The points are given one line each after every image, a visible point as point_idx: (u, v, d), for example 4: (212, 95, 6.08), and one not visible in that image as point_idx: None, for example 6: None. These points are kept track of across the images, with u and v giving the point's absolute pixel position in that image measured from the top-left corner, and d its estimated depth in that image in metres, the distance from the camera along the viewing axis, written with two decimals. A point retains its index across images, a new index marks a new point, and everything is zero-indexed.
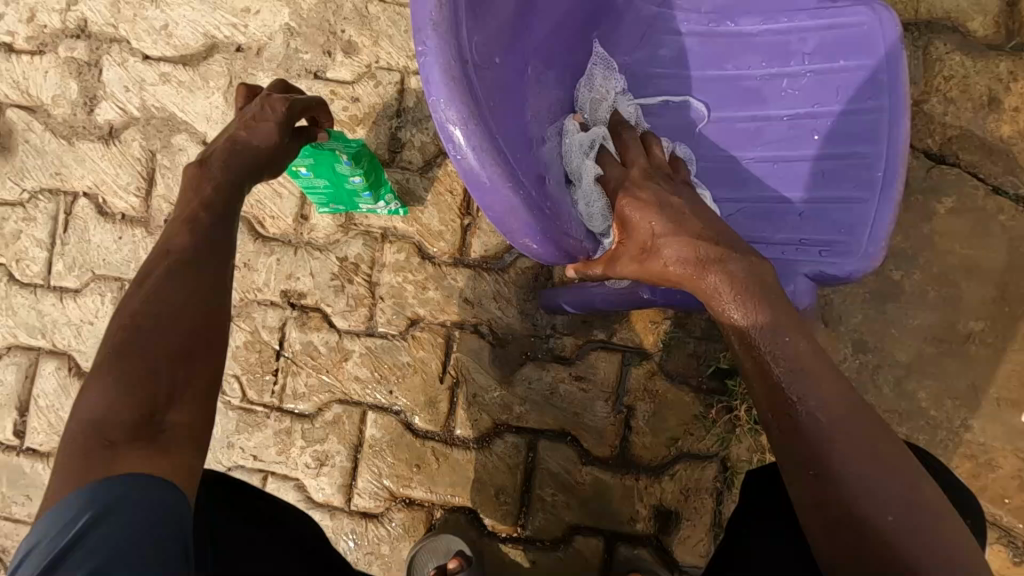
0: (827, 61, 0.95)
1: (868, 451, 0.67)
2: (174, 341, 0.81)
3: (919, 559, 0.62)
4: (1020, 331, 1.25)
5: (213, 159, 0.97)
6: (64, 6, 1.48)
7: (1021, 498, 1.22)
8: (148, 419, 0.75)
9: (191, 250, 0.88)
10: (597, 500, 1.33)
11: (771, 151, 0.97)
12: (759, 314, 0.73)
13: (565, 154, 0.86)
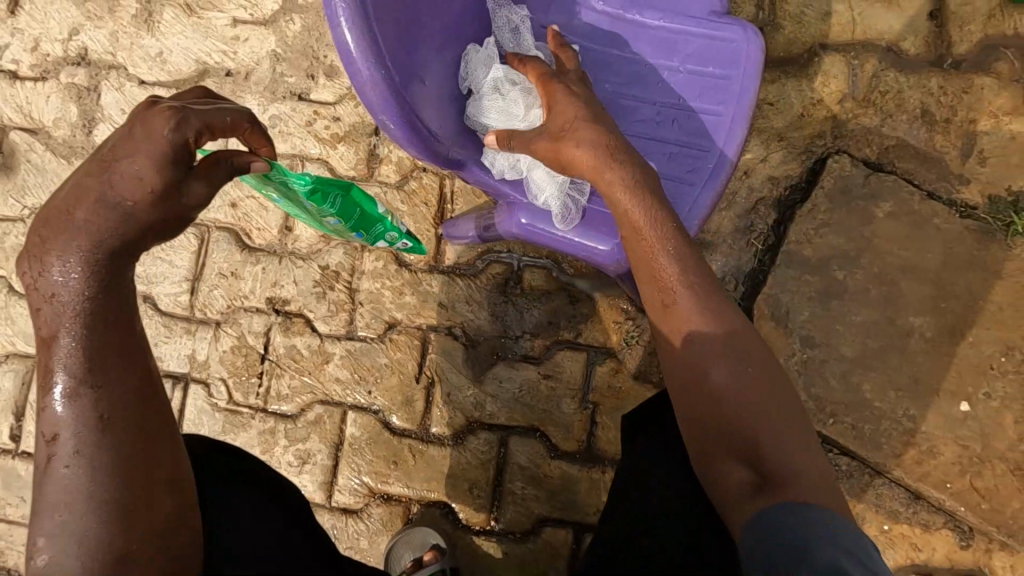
0: (700, 65, 1.08)
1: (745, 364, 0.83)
2: (97, 456, 0.65)
3: (773, 444, 0.78)
4: (955, 326, 1.35)
5: (73, 233, 0.66)
6: (66, 36, 1.60)
7: (961, 482, 1.32)
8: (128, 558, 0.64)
9: (87, 342, 0.67)
10: (565, 492, 1.40)
11: (635, 127, 1.08)
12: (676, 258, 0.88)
13: (468, 72, 0.94)
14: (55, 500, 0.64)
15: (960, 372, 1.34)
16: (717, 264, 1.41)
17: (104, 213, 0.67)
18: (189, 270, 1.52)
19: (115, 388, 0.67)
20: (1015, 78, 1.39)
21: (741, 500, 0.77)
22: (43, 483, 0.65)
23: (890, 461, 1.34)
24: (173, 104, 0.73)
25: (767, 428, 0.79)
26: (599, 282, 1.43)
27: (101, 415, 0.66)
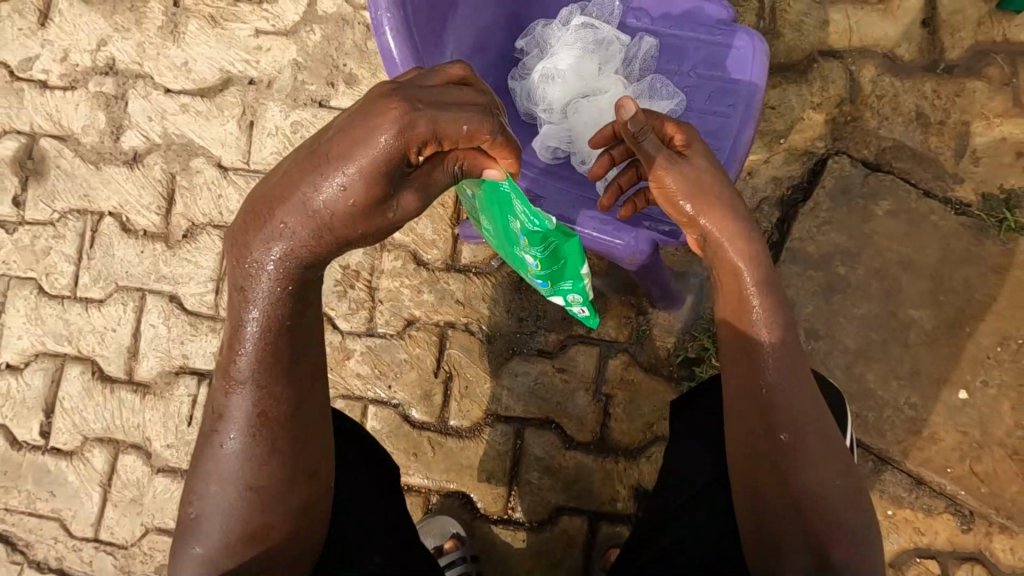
0: (708, 69, 1.15)
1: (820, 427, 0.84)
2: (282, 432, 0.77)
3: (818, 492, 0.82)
4: (952, 317, 1.42)
5: (272, 229, 0.73)
6: (95, 47, 1.66)
7: (961, 467, 1.38)
8: (301, 512, 0.79)
9: (278, 320, 0.76)
10: (579, 482, 1.45)
11: None
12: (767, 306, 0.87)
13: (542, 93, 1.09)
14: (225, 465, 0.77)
15: (958, 361, 1.40)
16: None
17: (305, 222, 0.72)
18: (214, 270, 1.58)
19: (293, 384, 0.78)
20: (1005, 82, 1.46)
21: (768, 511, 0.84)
22: (216, 445, 0.78)
23: (893, 447, 1.39)
24: (406, 95, 0.69)
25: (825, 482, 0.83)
26: (609, 279, 1.49)
27: (277, 413, 0.77)
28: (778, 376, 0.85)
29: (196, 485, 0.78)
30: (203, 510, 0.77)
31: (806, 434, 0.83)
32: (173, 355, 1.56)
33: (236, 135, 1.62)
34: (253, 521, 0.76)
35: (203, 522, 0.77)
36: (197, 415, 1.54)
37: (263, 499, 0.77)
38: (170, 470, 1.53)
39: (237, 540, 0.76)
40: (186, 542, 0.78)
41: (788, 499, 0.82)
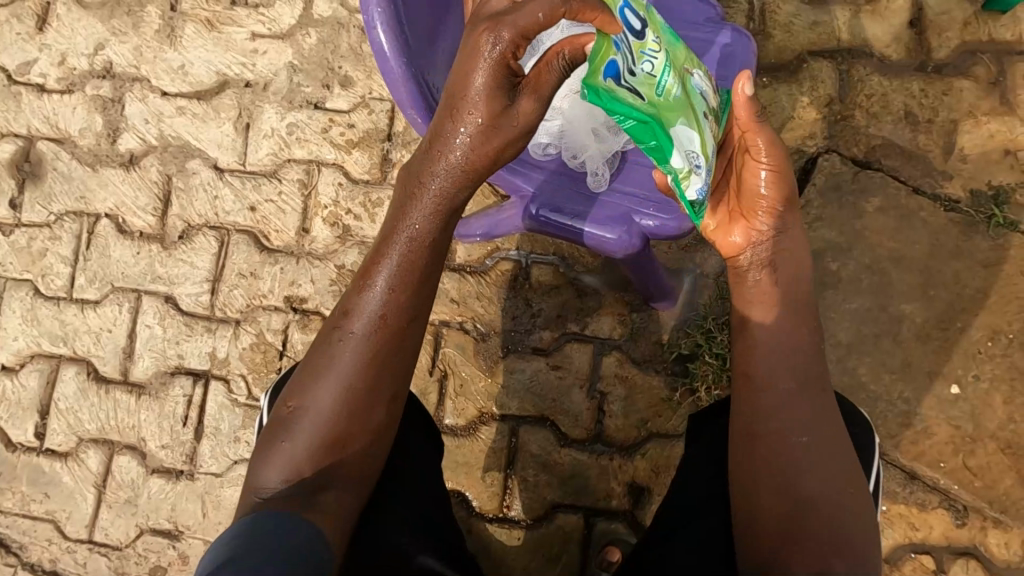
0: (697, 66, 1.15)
1: (811, 403, 0.90)
2: (398, 356, 0.88)
3: (800, 461, 0.86)
4: (944, 312, 1.43)
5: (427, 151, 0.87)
6: (92, 51, 1.67)
7: (955, 461, 1.38)
8: (372, 436, 0.87)
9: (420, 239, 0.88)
10: (574, 479, 1.46)
11: None
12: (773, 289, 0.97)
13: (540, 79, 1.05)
14: (339, 368, 0.86)
15: (949, 356, 1.41)
16: (717, 257, 1.48)
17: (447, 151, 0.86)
18: (210, 271, 1.59)
19: (414, 312, 0.89)
20: (991, 81, 1.49)
21: (749, 461, 0.88)
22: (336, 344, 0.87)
23: (886, 442, 1.40)
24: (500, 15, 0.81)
25: (803, 452, 0.87)
26: (603, 276, 1.50)
27: (398, 333, 0.88)
28: (798, 359, 0.92)
29: (309, 377, 0.87)
30: (305, 407, 0.86)
31: (812, 418, 0.89)
32: (169, 355, 1.56)
33: (232, 137, 1.63)
34: (342, 430, 0.85)
35: (300, 418, 0.85)
36: (192, 416, 1.54)
37: (357, 411, 0.86)
38: (164, 471, 1.52)
39: (323, 442, 0.84)
40: (279, 428, 0.86)
41: (783, 475, 0.86)
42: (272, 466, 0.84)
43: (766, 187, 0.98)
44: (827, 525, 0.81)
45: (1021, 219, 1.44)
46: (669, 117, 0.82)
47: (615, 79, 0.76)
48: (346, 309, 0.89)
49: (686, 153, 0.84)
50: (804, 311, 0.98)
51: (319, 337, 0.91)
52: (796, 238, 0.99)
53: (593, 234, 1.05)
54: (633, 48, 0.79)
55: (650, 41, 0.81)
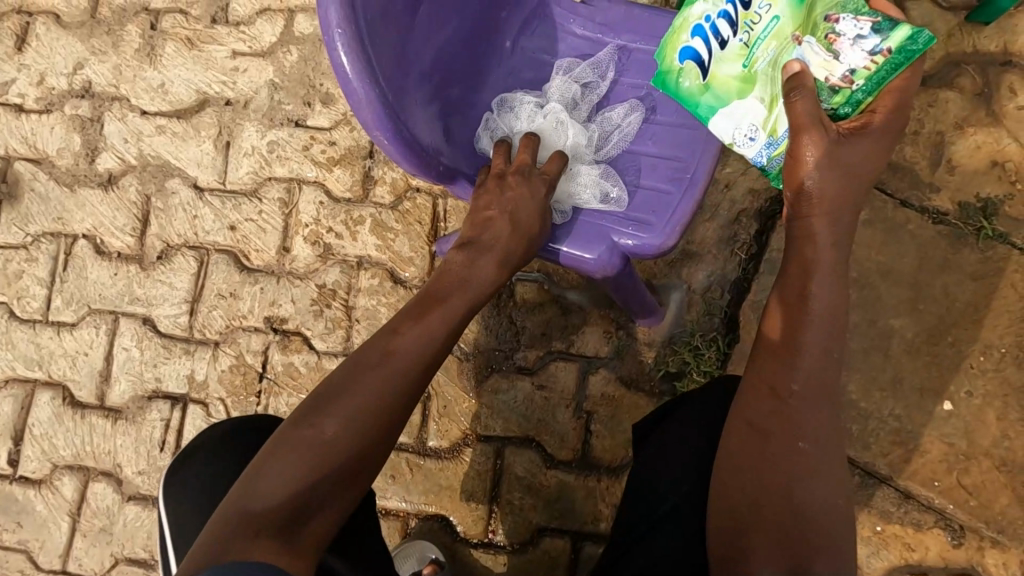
0: None
1: (821, 409, 0.83)
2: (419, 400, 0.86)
3: (803, 475, 0.80)
4: (935, 326, 1.40)
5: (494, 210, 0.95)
6: (71, 70, 1.66)
7: (950, 480, 1.35)
8: (361, 477, 0.81)
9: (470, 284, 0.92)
10: (560, 500, 1.42)
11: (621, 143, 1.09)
12: (810, 280, 0.85)
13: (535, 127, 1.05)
14: (370, 396, 0.81)
15: (941, 370, 1.39)
16: (703, 272, 1.46)
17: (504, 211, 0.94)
18: (188, 291, 1.56)
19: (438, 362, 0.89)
20: (976, 92, 1.48)
21: (753, 471, 0.82)
22: (367, 376, 0.82)
23: (878, 461, 1.37)
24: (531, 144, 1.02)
25: (810, 467, 0.81)
26: (588, 292, 1.47)
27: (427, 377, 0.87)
28: (817, 359, 0.83)
29: (329, 403, 0.81)
30: (320, 434, 0.78)
31: (819, 426, 0.82)
32: (146, 378, 1.53)
33: (212, 156, 1.61)
34: (349, 468, 0.79)
35: (313, 446, 0.78)
36: (170, 440, 1.50)
37: (367, 449, 0.81)
38: (140, 497, 1.49)
39: (328, 477, 0.77)
40: (282, 451, 0.78)
41: (785, 477, 0.80)
42: (266, 491, 0.75)
43: (813, 179, 0.86)
44: (817, 532, 0.78)
45: (1011, 231, 1.42)
46: (727, 91, 0.94)
47: (684, 61, 0.95)
48: (383, 345, 0.85)
49: (732, 123, 0.94)
50: (838, 300, 0.86)
51: (346, 364, 0.85)
52: (828, 231, 0.87)
53: (571, 255, 1.03)
54: (726, 25, 0.92)
55: (751, 17, 0.92)
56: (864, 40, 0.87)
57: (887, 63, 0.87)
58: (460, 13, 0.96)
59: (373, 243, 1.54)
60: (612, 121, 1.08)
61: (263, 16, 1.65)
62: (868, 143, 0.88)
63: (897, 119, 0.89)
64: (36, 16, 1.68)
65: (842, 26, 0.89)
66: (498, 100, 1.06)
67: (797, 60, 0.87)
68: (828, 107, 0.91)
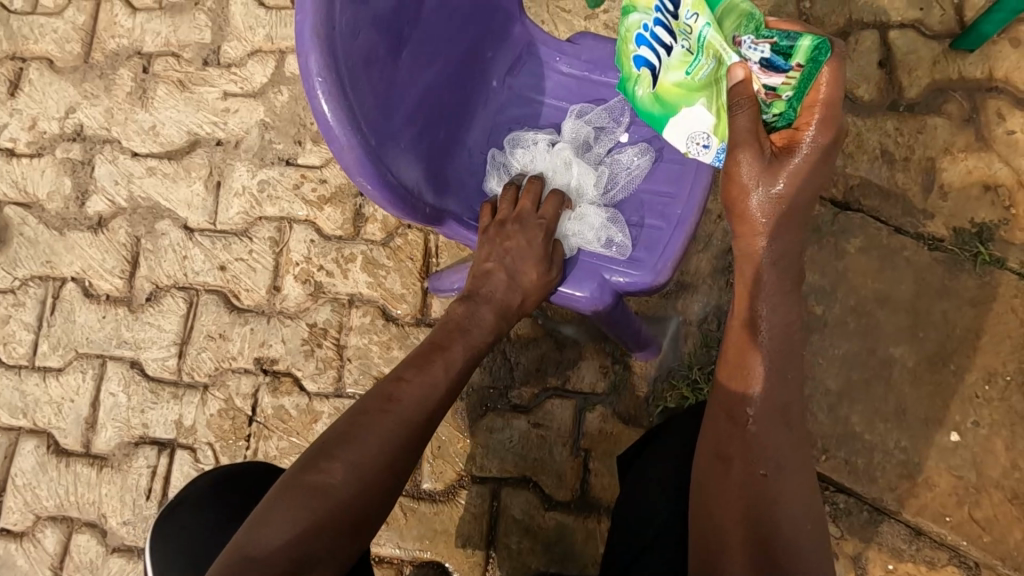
0: None
1: (783, 431, 0.83)
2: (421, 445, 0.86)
3: (774, 502, 0.78)
4: (937, 354, 1.38)
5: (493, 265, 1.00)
6: (63, 114, 1.67)
7: (961, 514, 1.31)
8: (365, 526, 0.78)
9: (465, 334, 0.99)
10: (559, 544, 1.37)
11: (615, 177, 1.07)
12: (760, 298, 0.88)
13: (539, 160, 1.07)
14: (375, 437, 0.81)
15: (945, 399, 1.36)
16: (698, 303, 1.44)
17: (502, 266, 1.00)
18: (177, 333, 1.53)
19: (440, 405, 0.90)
20: (964, 117, 1.48)
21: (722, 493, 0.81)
22: (373, 420, 0.82)
23: (886, 495, 1.33)
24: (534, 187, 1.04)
25: (777, 494, 0.79)
26: (583, 327, 1.45)
27: (430, 422, 0.87)
28: (772, 379, 0.84)
29: (334, 449, 0.79)
30: (326, 479, 0.76)
31: (779, 450, 0.82)
32: (133, 424, 1.50)
33: (203, 196, 1.60)
34: (353, 516, 0.76)
35: (318, 491, 0.75)
36: (156, 488, 1.46)
37: (374, 492, 0.78)
38: (126, 549, 1.44)
39: (332, 527, 0.74)
40: (286, 498, 0.74)
41: (745, 503, 0.79)
42: (270, 535, 0.71)
43: (757, 200, 0.87)
44: (794, 562, 0.74)
45: (1007, 256, 1.40)
46: (675, 100, 0.87)
47: (640, 69, 0.88)
48: (385, 393, 0.87)
49: (684, 134, 0.89)
50: (792, 322, 0.88)
51: (346, 415, 0.84)
52: (775, 249, 0.88)
53: (563, 292, 1.03)
54: (665, 34, 0.83)
55: (684, 24, 0.81)
56: (769, 60, 0.79)
57: (803, 77, 0.78)
58: (446, 52, 0.94)
59: (364, 281, 1.53)
60: (622, 163, 1.07)
61: (254, 58, 1.66)
62: (803, 157, 0.85)
63: (829, 132, 0.83)
64: (29, 62, 1.70)
65: (744, 53, 0.79)
66: (509, 138, 1.08)
67: (741, 68, 0.80)
68: (767, 114, 0.85)
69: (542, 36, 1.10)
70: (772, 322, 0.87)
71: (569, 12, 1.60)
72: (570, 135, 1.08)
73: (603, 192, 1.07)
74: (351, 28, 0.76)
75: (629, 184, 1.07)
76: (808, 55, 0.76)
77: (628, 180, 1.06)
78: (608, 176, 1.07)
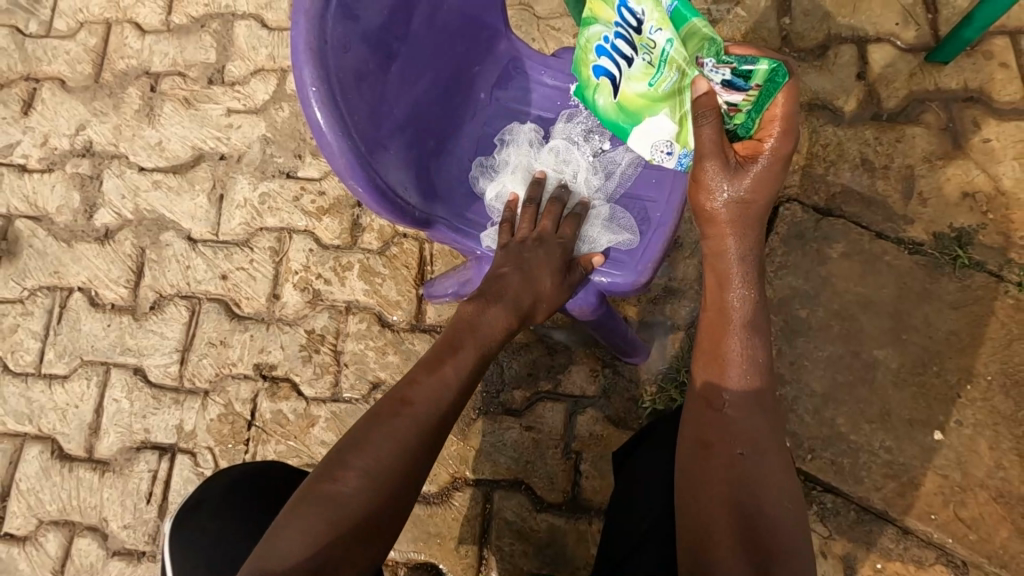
0: None
1: (757, 414, 0.88)
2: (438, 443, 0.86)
3: (757, 483, 0.82)
4: (920, 355, 1.41)
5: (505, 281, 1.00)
6: (74, 131, 1.73)
7: (947, 514, 1.32)
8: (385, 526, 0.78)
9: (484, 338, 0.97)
10: (551, 546, 1.39)
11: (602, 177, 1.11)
12: (734, 289, 0.93)
13: (535, 157, 1.12)
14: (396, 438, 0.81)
15: (929, 400, 1.38)
16: (686, 308, 1.48)
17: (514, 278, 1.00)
18: (179, 340, 1.58)
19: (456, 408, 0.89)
20: (942, 127, 1.53)
21: (708, 477, 0.84)
22: (388, 423, 0.82)
23: (873, 495, 1.35)
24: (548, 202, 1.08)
25: (755, 476, 0.82)
26: (573, 332, 1.49)
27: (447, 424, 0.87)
28: (743, 366, 0.90)
29: (347, 457, 0.79)
30: (339, 490, 0.76)
31: (754, 434, 0.86)
32: (135, 429, 1.53)
33: (206, 208, 1.66)
34: (367, 524, 0.76)
35: (332, 503, 0.75)
36: (156, 492, 1.49)
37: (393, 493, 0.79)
38: (126, 553, 1.47)
39: (354, 526, 0.75)
40: (304, 509, 0.75)
41: (729, 488, 0.82)
42: (286, 550, 0.71)
43: (722, 203, 0.91)
44: (774, 538, 0.77)
45: (986, 260, 1.44)
46: (638, 110, 0.90)
47: (599, 78, 0.91)
48: (394, 398, 0.86)
49: (647, 143, 0.92)
50: (764, 314, 0.94)
51: (365, 418, 0.84)
52: (742, 245, 0.93)
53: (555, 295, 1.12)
54: (625, 47, 0.85)
55: (646, 39, 0.84)
56: (730, 81, 0.83)
57: (761, 95, 0.84)
58: (434, 66, 1.00)
59: (361, 288, 1.57)
60: (613, 161, 1.11)
61: (257, 76, 1.73)
62: (762, 167, 0.90)
63: (786, 144, 0.89)
64: (42, 82, 1.78)
65: (708, 74, 0.83)
66: (499, 135, 1.14)
67: (704, 82, 0.83)
68: (728, 125, 0.89)
69: (528, 51, 1.16)
70: (745, 315, 0.92)
71: (558, 30, 1.67)
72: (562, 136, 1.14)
73: (598, 187, 1.10)
74: (342, 43, 0.82)
75: (617, 186, 1.10)
76: (766, 76, 0.82)
77: (616, 181, 1.10)
78: (601, 173, 1.11)
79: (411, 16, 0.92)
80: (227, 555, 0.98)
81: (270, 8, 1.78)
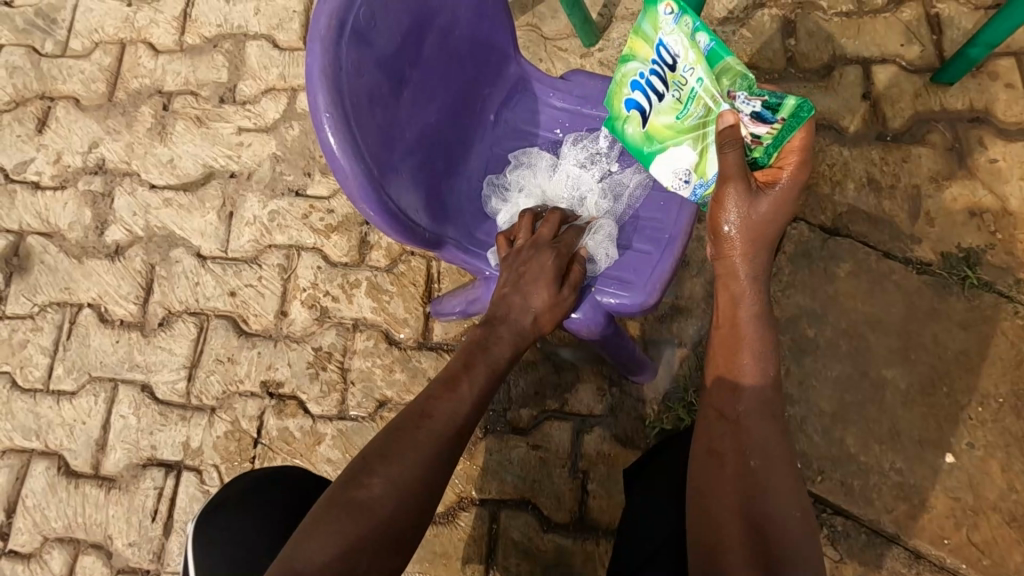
0: None
1: (768, 423, 0.87)
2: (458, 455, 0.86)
3: (766, 489, 0.81)
4: (928, 375, 1.40)
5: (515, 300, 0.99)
6: (87, 149, 1.76)
7: (960, 537, 1.31)
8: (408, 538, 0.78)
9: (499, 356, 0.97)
10: (557, 567, 1.38)
11: (612, 200, 1.12)
12: (742, 307, 0.94)
13: (545, 183, 1.14)
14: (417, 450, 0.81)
15: (939, 420, 1.37)
16: (693, 327, 1.48)
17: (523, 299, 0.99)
18: (187, 357, 1.58)
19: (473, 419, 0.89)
20: (948, 146, 1.53)
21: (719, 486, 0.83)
22: (411, 433, 0.83)
23: (884, 518, 1.33)
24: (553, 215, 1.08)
25: (764, 484, 0.82)
26: (580, 351, 1.49)
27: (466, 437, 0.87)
28: (756, 378, 0.90)
29: (373, 466, 0.79)
30: (367, 496, 0.76)
31: (765, 443, 0.85)
32: (142, 446, 1.53)
33: (215, 226, 1.68)
34: (394, 531, 0.76)
35: (362, 509, 0.75)
36: (162, 510, 1.49)
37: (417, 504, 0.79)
38: (130, 570, 1.46)
39: (380, 536, 0.74)
40: (330, 514, 0.74)
41: (739, 496, 0.82)
42: (317, 550, 0.71)
43: (734, 225, 0.92)
44: (782, 545, 0.77)
45: (994, 279, 1.44)
46: (664, 139, 0.95)
47: (630, 111, 0.97)
48: (416, 411, 0.86)
49: (669, 170, 0.96)
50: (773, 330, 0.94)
51: (386, 428, 0.84)
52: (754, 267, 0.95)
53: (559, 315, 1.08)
54: (658, 82, 0.92)
55: (678, 76, 0.89)
56: (759, 113, 0.85)
57: (784, 128, 0.86)
58: (444, 90, 1.01)
59: (368, 306, 1.58)
60: (621, 184, 1.12)
61: (268, 95, 1.76)
62: (778, 195, 0.91)
63: (804, 173, 0.91)
64: (57, 101, 1.81)
65: (737, 105, 0.86)
66: (512, 156, 1.16)
67: (730, 115, 0.86)
68: (749, 155, 0.92)
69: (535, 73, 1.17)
70: (755, 330, 0.93)
71: (565, 51, 1.69)
72: (572, 159, 1.14)
73: (607, 210, 1.11)
74: (355, 69, 0.83)
75: (627, 207, 1.11)
76: (793, 111, 0.83)
77: (625, 202, 1.11)
78: (610, 196, 1.12)
79: (422, 42, 0.94)
80: (246, 558, 0.93)
81: (281, 28, 1.81)
